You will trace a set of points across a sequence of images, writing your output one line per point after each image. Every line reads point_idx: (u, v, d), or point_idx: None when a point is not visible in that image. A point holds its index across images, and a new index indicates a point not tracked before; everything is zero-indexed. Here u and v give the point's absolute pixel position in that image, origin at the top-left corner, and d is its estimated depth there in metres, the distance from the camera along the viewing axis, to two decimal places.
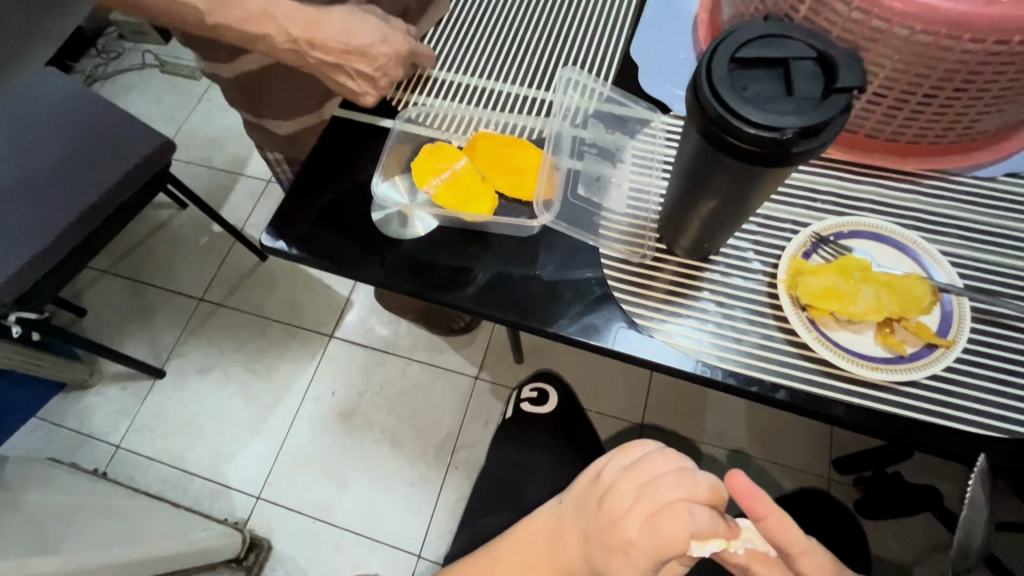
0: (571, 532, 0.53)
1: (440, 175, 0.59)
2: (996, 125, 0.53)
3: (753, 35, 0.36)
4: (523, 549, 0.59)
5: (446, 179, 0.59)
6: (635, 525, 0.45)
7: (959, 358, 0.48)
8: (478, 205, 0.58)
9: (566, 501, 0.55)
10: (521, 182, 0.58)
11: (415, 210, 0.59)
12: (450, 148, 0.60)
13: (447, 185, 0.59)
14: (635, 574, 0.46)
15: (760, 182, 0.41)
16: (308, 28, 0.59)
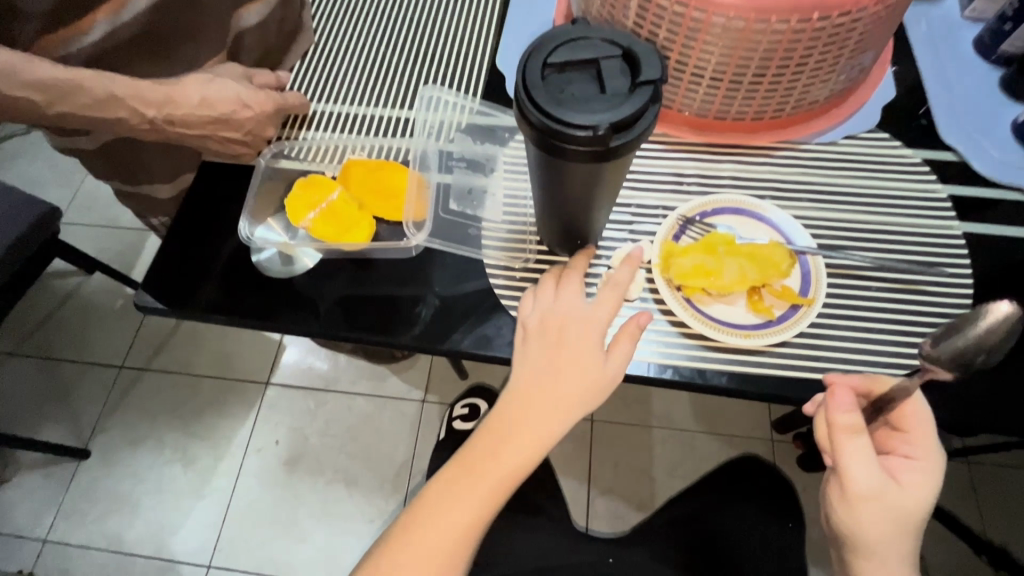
0: (549, 393, 0.46)
1: (314, 209, 0.58)
2: (827, 94, 0.58)
3: (562, 40, 0.38)
4: (495, 457, 0.46)
5: (321, 212, 0.58)
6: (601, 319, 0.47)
7: (820, 313, 0.51)
8: (357, 233, 0.57)
9: (531, 368, 0.47)
10: (396, 203, 0.58)
11: (292, 245, 0.58)
12: (321, 179, 0.59)
13: (322, 217, 0.58)
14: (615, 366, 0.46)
15: (605, 175, 0.43)
16: (165, 106, 0.59)
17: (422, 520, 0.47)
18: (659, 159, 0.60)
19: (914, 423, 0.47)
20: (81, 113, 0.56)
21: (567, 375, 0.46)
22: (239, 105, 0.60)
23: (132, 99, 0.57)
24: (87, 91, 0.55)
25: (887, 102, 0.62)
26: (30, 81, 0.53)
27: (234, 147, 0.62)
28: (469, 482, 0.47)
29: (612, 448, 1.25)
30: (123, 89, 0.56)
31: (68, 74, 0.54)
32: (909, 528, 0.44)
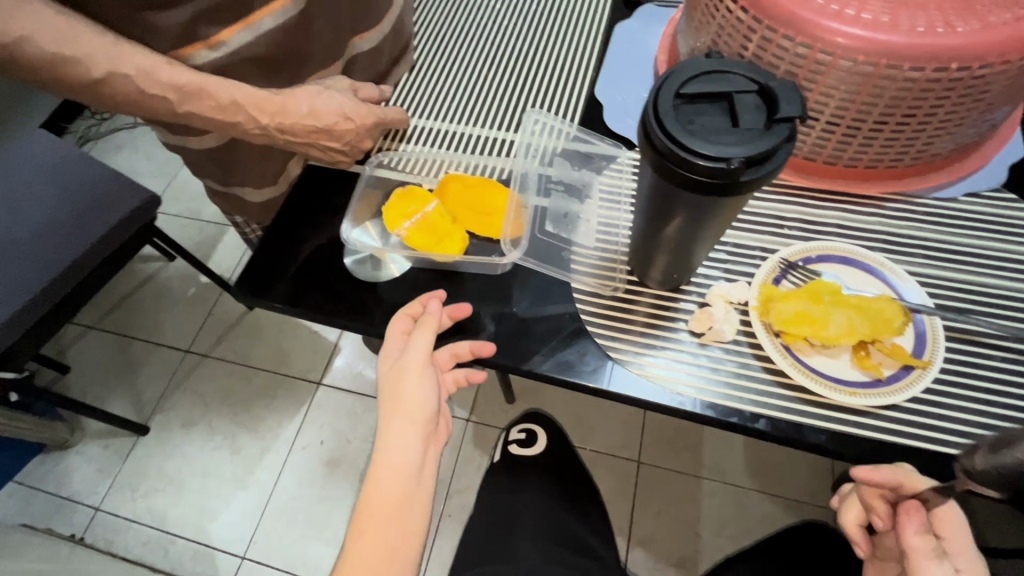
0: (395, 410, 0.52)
1: (405, 218, 0.60)
2: (950, 148, 0.55)
3: (696, 71, 0.38)
4: (375, 489, 0.50)
5: (411, 221, 0.59)
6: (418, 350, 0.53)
7: (935, 379, 0.47)
8: (450, 246, 0.58)
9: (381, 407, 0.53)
10: (492, 222, 0.59)
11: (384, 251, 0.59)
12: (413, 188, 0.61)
13: (414, 226, 0.59)
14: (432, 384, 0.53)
15: (719, 210, 0.41)
16: (277, 115, 0.60)
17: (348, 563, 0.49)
18: (760, 199, 0.58)
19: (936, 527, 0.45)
20: (205, 116, 0.57)
21: (400, 390, 0.52)
22: (340, 118, 0.62)
23: (252, 106, 0.58)
24: (211, 96, 0.56)
25: (1014, 163, 0.58)
26: (166, 83, 0.54)
27: (334, 154, 0.65)
28: (367, 517, 0.50)
29: (658, 494, 1.19)
30: (245, 97, 0.58)
31: (197, 78, 0.55)
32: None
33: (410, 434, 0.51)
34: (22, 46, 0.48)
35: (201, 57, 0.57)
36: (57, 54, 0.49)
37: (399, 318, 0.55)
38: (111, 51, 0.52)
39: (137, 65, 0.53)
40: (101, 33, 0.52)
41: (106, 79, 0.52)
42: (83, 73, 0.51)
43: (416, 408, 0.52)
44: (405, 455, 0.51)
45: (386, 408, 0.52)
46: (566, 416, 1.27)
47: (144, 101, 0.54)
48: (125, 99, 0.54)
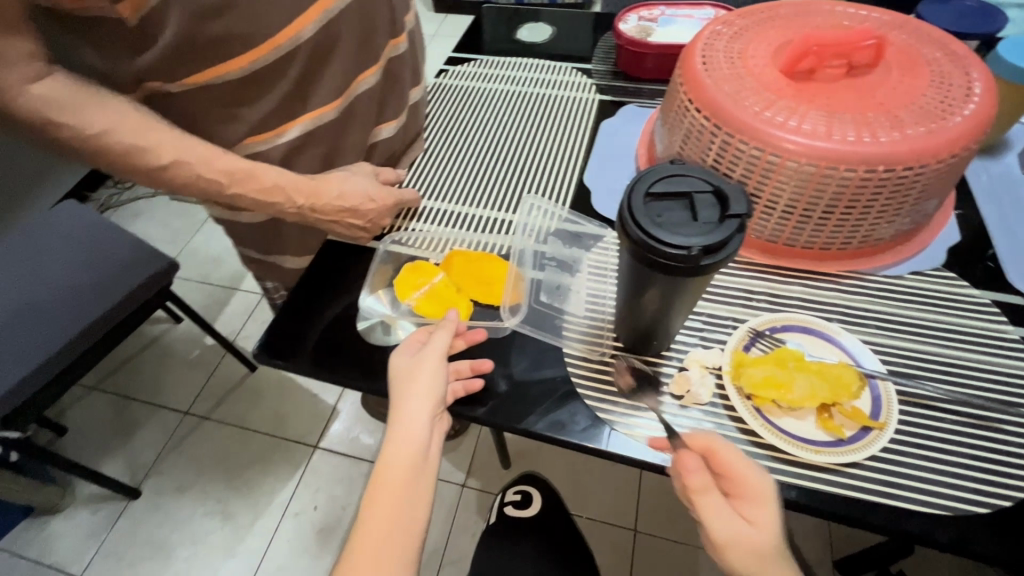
0: (407, 398, 0.56)
1: (412, 289, 0.67)
2: (892, 234, 0.63)
3: (662, 175, 0.46)
4: (390, 465, 0.55)
5: (419, 292, 0.66)
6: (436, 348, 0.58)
7: (892, 438, 0.52)
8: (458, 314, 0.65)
9: (396, 391, 0.57)
10: (494, 290, 0.66)
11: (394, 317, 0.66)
12: (418, 262, 0.69)
13: (422, 296, 0.66)
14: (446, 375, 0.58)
15: (688, 286, 0.48)
16: (311, 197, 0.69)
17: (359, 533, 0.53)
18: (730, 275, 0.65)
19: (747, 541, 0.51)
20: (250, 196, 0.66)
21: (416, 381, 0.56)
22: (366, 198, 0.70)
23: (290, 188, 0.67)
24: (257, 179, 0.65)
25: (951, 246, 0.66)
26: (220, 169, 0.63)
27: (353, 231, 0.72)
28: (379, 491, 0.54)
29: (655, 565, 1.18)
30: (286, 181, 0.67)
31: (246, 165, 0.64)
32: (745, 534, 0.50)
33: (421, 418, 0.56)
34: (105, 139, 0.56)
35: (267, 144, 0.69)
36: (132, 145, 0.57)
37: (417, 330, 0.61)
38: (179, 142, 0.60)
39: (198, 153, 0.61)
40: (172, 129, 0.60)
41: (170, 165, 0.60)
42: (153, 159, 0.59)
43: (430, 395, 0.56)
44: (416, 438, 0.56)
45: (400, 395, 0.57)
46: (562, 481, 1.28)
47: (198, 184, 0.62)
48: (183, 182, 0.62)
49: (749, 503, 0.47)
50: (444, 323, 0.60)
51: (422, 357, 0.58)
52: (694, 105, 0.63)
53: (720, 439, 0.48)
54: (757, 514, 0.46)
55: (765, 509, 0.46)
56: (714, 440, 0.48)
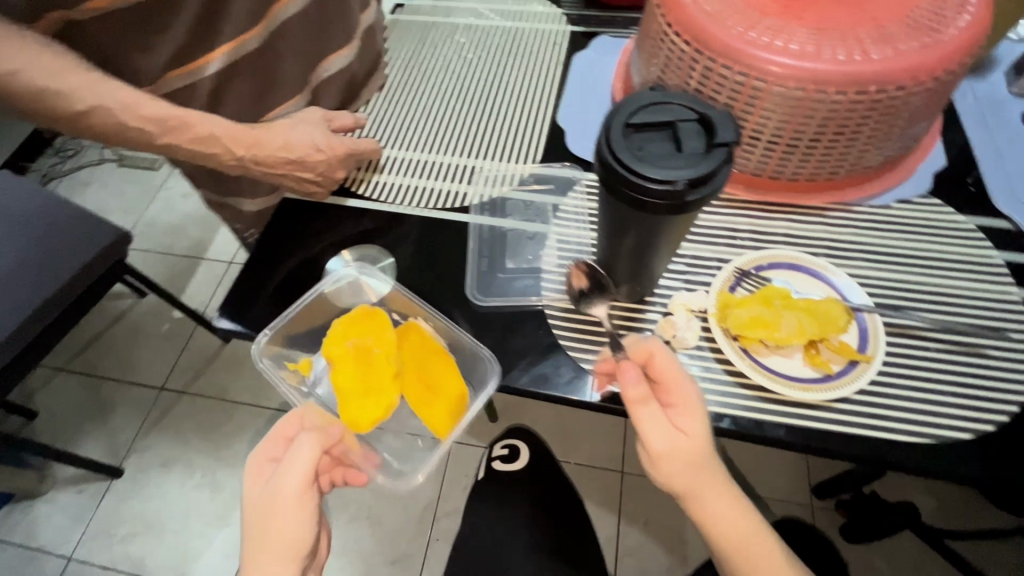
0: (262, 544, 0.49)
1: (352, 343, 0.58)
2: (880, 161, 0.61)
3: (643, 103, 0.42)
4: None
5: (356, 353, 0.58)
6: (284, 471, 0.50)
7: (880, 370, 0.52)
8: (377, 411, 0.57)
9: (252, 522, 0.51)
10: (430, 409, 0.59)
11: (313, 363, 0.61)
12: (382, 317, 0.60)
13: (355, 358, 0.58)
14: (298, 502, 0.50)
15: (673, 224, 0.45)
16: (252, 147, 0.64)
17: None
18: (713, 214, 0.63)
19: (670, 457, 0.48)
20: (185, 147, 0.61)
21: (274, 523, 0.49)
22: (312, 148, 0.65)
23: (228, 138, 0.62)
24: (191, 129, 0.60)
25: (938, 171, 0.64)
26: (147, 116, 0.58)
27: (307, 185, 0.67)
28: None
29: (643, 504, 1.21)
30: (223, 130, 0.62)
31: (178, 111, 0.59)
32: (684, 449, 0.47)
33: (280, 560, 0.49)
34: (13, 79, 0.52)
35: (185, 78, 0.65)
36: (46, 85, 0.53)
37: (287, 423, 0.56)
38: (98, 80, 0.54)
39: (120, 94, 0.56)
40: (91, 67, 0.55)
41: (89, 112, 0.55)
42: (68, 105, 0.54)
43: (285, 528, 0.49)
44: None
45: (258, 537, 0.49)
46: (549, 430, 1.29)
47: (126, 132, 0.58)
48: (106, 128, 0.57)
49: (681, 409, 0.47)
50: (320, 432, 0.52)
51: (272, 487, 0.50)
52: (673, 29, 0.58)
53: (660, 347, 0.49)
54: (690, 422, 0.47)
55: (698, 417, 0.47)
56: (654, 347, 0.48)
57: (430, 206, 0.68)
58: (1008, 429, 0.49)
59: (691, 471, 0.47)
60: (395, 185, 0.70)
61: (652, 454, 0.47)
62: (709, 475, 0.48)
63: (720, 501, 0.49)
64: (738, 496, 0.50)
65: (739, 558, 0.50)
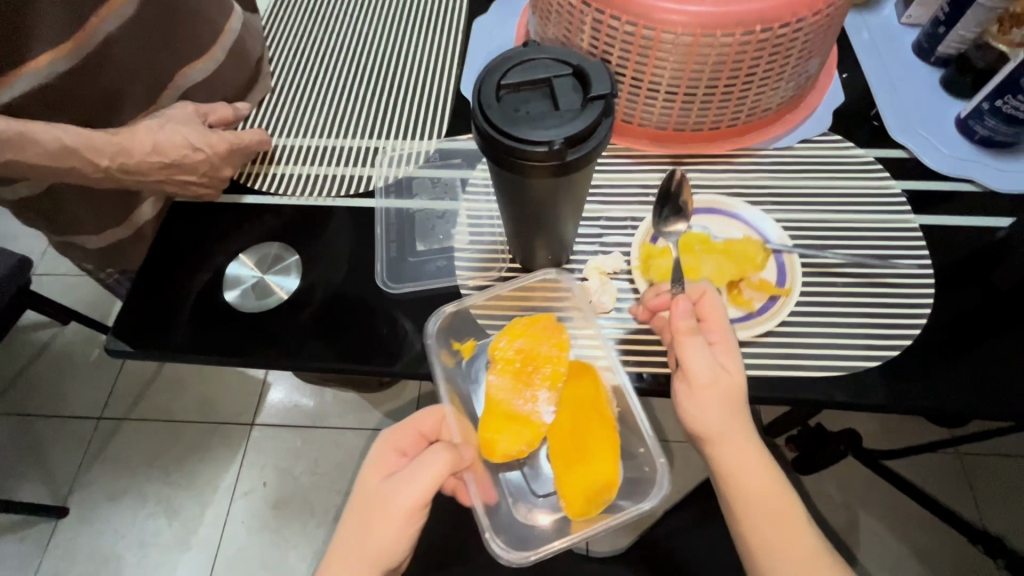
0: (359, 543, 0.48)
1: (517, 347, 0.53)
2: (778, 102, 0.61)
3: (515, 62, 0.39)
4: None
5: (517, 363, 0.52)
6: (403, 484, 0.49)
7: (796, 302, 0.53)
8: (507, 444, 0.50)
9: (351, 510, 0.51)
10: (568, 465, 0.50)
11: (473, 350, 0.55)
12: (565, 336, 0.53)
13: (515, 374, 0.52)
14: (401, 523, 0.48)
15: (566, 186, 0.44)
16: (118, 156, 0.61)
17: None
18: (624, 173, 0.62)
19: (707, 388, 0.46)
20: (36, 162, 0.58)
21: (375, 523, 0.48)
22: (190, 148, 0.61)
23: (86, 149, 0.59)
24: (37, 140, 0.57)
25: (837, 106, 0.65)
26: None
27: (193, 188, 0.63)
28: None
29: None
30: (76, 138, 0.59)
31: (21, 123, 0.57)
32: (730, 382, 0.47)
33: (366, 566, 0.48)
34: None
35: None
36: None
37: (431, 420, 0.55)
38: None
39: None
40: None
41: None
42: None
43: (382, 541, 0.48)
44: None
45: (354, 525, 0.49)
46: None
47: None
48: None
49: (722, 344, 0.48)
50: (451, 453, 0.49)
51: (388, 492, 0.49)
52: None
53: (711, 289, 0.50)
54: (730, 357, 0.47)
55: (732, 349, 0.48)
56: (707, 287, 0.50)
57: (333, 195, 0.64)
58: (913, 353, 0.51)
59: (727, 408, 0.46)
60: (293, 177, 0.65)
61: (689, 384, 0.47)
62: (743, 417, 0.47)
63: (753, 457, 0.47)
64: (763, 452, 0.48)
65: (768, 526, 0.47)
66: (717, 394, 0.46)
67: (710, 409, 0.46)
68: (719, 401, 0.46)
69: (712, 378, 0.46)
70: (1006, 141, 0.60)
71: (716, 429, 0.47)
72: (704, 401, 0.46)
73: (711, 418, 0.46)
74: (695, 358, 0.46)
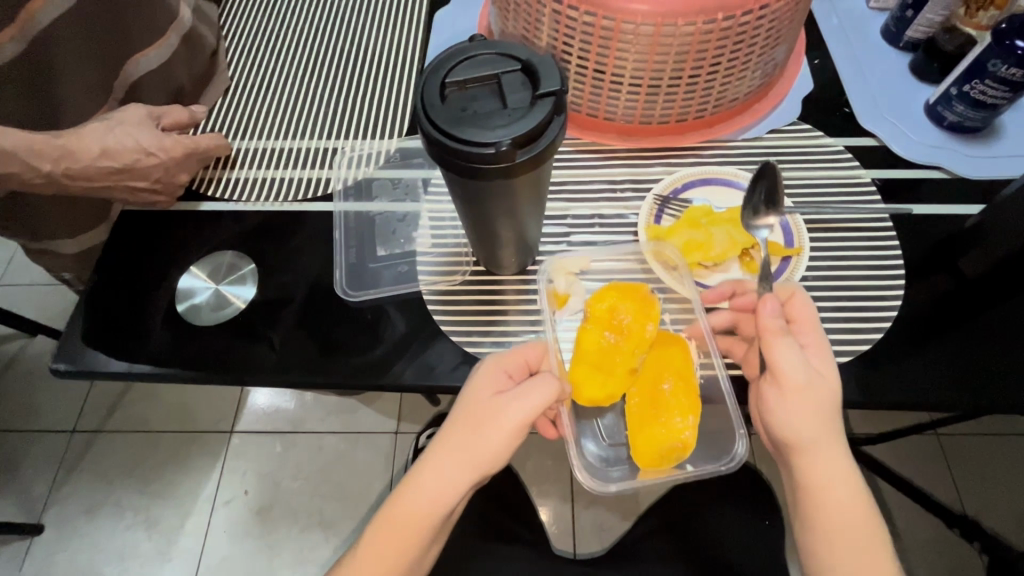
0: (456, 455, 0.46)
1: (607, 305, 0.50)
2: (746, 91, 0.59)
3: (460, 58, 0.37)
4: (399, 511, 0.47)
5: (614, 320, 0.50)
6: (513, 404, 0.45)
7: (809, 259, 0.54)
8: (599, 391, 0.48)
9: (451, 419, 0.47)
10: (652, 419, 0.48)
11: (566, 304, 0.53)
12: (655, 305, 0.51)
13: (607, 332, 0.50)
14: (507, 441, 0.46)
15: (522, 187, 0.42)
16: (60, 160, 0.58)
17: (358, 561, 0.48)
18: (591, 168, 0.60)
19: (801, 392, 0.45)
20: None
21: (480, 436, 0.46)
22: (138, 153, 0.58)
23: (24, 153, 0.57)
24: None
25: (806, 95, 0.64)
26: None
27: (143, 195, 0.60)
28: (380, 539, 0.47)
29: None
30: (15, 145, 0.56)
31: None
32: (828, 395, 0.45)
33: (462, 477, 0.46)
34: None
35: None
36: None
37: (533, 351, 0.49)
38: None
39: None
40: None
41: None
42: None
43: (484, 455, 0.45)
44: (441, 495, 0.46)
45: (453, 438, 0.46)
46: None
47: None
48: None
49: (816, 350, 0.47)
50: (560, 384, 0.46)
51: (497, 411, 0.46)
52: None
53: (800, 291, 0.50)
54: (824, 362, 0.46)
55: (826, 356, 0.47)
56: (797, 288, 0.49)
57: (290, 199, 0.61)
58: (886, 346, 0.50)
59: (824, 417, 0.45)
60: (248, 181, 0.63)
61: (781, 388, 0.45)
62: (837, 425, 0.46)
63: (846, 475, 0.46)
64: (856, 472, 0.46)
65: (852, 546, 0.46)
66: (812, 400, 0.45)
67: (804, 414, 0.45)
68: (811, 402, 0.45)
69: (807, 381, 0.45)
70: (975, 126, 0.59)
71: (807, 437, 0.45)
72: (796, 405, 0.45)
73: (806, 425, 0.45)
74: (786, 356, 0.45)
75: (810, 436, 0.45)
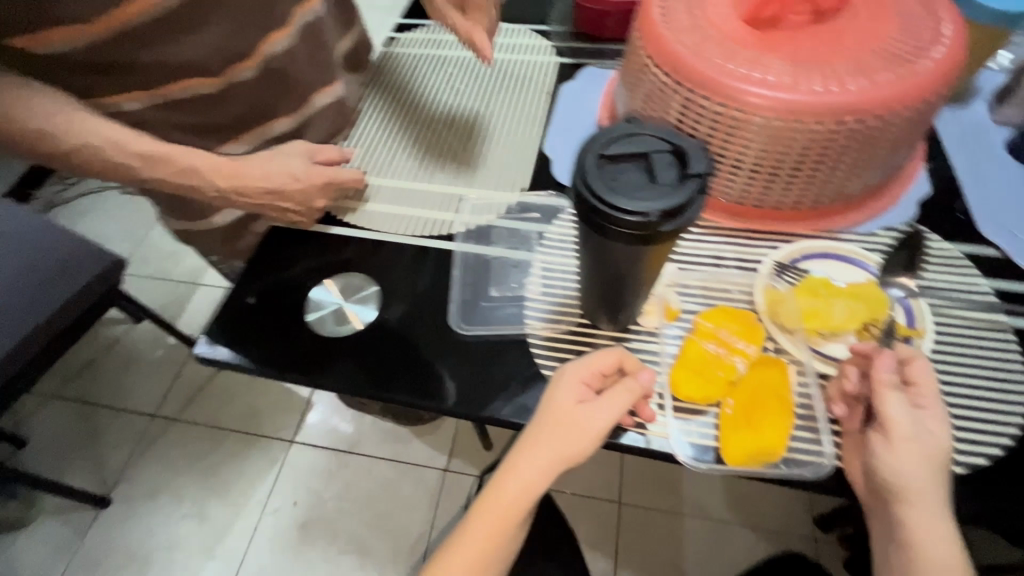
0: (543, 451, 0.51)
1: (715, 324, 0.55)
2: (862, 188, 0.61)
3: (616, 135, 0.42)
4: (501, 494, 0.53)
5: (717, 334, 0.55)
6: (602, 411, 0.50)
7: (933, 343, 0.54)
8: (695, 389, 0.52)
9: (539, 420, 0.52)
10: (750, 428, 0.50)
11: (677, 318, 0.57)
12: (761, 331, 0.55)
13: (709, 343, 0.55)
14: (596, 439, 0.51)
15: (650, 253, 0.45)
16: (231, 178, 0.68)
17: (463, 537, 0.55)
18: (699, 241, 0.62)
19: (906, 442, 0.46)
20: (167, 179, 0.68)
21: (572, 439, 0.50)
22: (293, 179, 0.67)
23: (208, 171, 0.68)
24: (173, 162, 0.67)
25: (923, 197, 0.64)
26: (132, 151, 0.66)
27: (290, 215, 0.68)
28: (482, 515, 0.54)
29: (644, 536, 1.17)
30: (203, 163, 0.68)
31: (165, 148, 0.67)
32: (932, 452, 0.46)
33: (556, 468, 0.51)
34: None
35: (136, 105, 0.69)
36: None
37: (609, 359, 0.52)
38: None
39: None
40: None
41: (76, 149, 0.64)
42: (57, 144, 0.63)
43: (576, 453, 0.50)
44: (537, 482, 0.52)
45: (542, 438, 0.51)
46: None
47: (111, 163, 0.66)
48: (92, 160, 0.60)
49: (929, 409, 0.48)
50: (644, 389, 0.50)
51: (585, 417, 0.50)
52: (654, 61, 0.58)
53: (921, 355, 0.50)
54: (937, 420, 0.47)
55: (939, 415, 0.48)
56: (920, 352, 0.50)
57: (415, 234, 0.68)
58: (1003, 464, 0.48)
59: (928, 469, 0.46)
60: (380, 213, 0.70)
61: (888, 435, 0.47)
62: (941, 483, 0.46)
63: (944, 534, 0.46)
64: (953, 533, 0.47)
65: None
66: (915, 451, 0.46)
67: (905, 462, 0.46)
68: (916, 453, 0.46)
69: (912, 431, 0.47)
70: None
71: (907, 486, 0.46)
72: (898, 453, 0.46)
73: (906, 472, 0.46)
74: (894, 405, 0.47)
75: (911, 484, 0.46)
